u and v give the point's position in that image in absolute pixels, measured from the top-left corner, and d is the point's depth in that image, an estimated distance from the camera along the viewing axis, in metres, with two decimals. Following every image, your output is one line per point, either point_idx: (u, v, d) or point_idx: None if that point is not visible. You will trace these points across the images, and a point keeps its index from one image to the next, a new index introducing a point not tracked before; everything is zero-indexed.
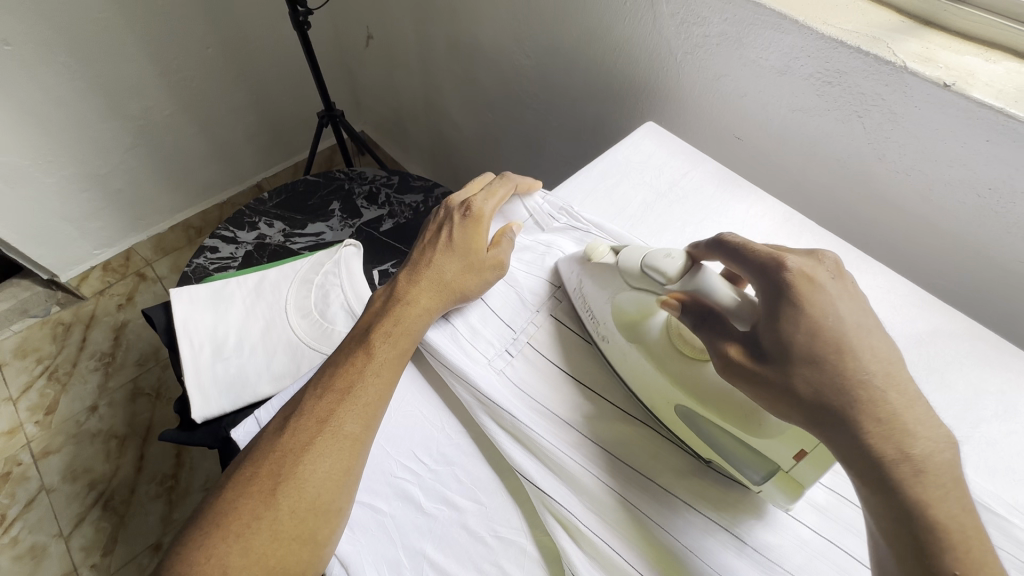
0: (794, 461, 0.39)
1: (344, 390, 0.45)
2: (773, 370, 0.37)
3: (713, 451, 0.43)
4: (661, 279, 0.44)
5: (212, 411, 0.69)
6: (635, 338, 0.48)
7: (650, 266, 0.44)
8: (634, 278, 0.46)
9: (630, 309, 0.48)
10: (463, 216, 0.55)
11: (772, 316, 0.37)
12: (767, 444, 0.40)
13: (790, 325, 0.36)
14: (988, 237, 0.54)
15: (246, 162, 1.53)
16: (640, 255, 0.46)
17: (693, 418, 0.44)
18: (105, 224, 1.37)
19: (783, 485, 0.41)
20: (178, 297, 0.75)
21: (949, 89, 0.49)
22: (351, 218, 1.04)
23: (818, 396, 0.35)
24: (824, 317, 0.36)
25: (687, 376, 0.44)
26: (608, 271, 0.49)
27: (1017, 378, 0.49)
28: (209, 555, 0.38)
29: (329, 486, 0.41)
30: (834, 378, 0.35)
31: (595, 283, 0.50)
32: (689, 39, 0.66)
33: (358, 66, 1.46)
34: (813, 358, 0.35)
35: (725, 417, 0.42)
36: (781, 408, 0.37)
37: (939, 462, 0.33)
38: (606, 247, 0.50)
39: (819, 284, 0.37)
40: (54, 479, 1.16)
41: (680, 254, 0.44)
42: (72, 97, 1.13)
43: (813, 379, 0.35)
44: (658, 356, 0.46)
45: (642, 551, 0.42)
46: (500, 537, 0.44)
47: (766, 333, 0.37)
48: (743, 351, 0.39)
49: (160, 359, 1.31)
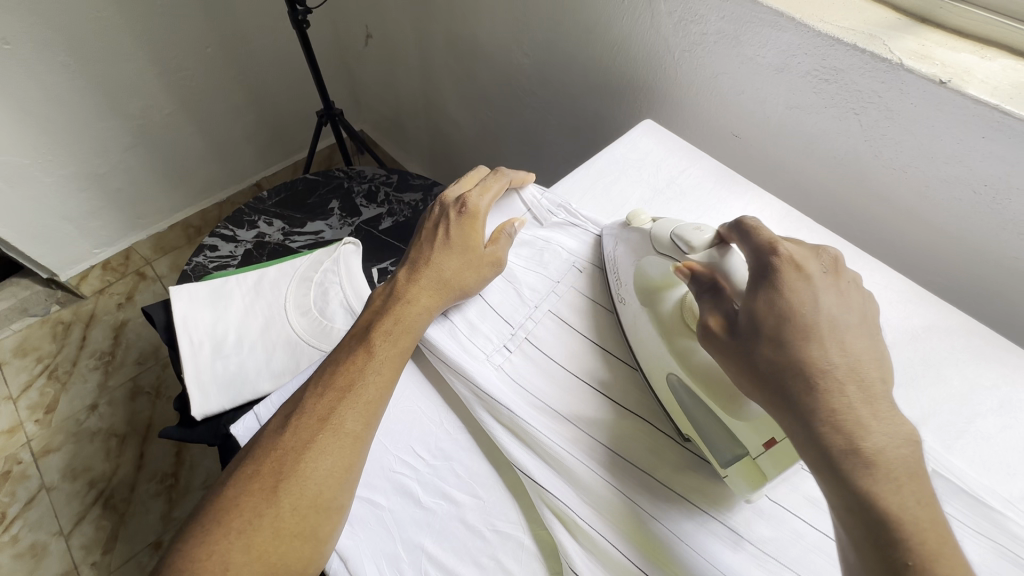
0: (762, 449, 0.40)
1: (345, 388, 0.45)
2: (743, 345, 0.38)
3: (692, 430, 0.45)
4: (685, 247, 0.45)
5: (212, 408, 0.70)
6: (649, 305, 0.50)
7: (679, 234, 0.46)
8: (661, 245, 0.48)
9: (654, 274, 0.50)
10: (459, 213, 0.56)
11: (752, 294, 0.38)
12: (742, 427, 0.41)
13: (765, 306, 0.37)
14: (984, 233, 0.54)
15: (246, 161, 1.53)
16: (671, 227, 0.48)
17: (679, 391, 0.46)
18: (105, 223, 1.38)
19: (746, 474, 0.41)
20: (177, 295, 0.75)
21: (945, 87, 0.49)
22: (350, 217, 1.04)
23: (775, 373, 0.36)
24: (801, 303, 0.37)
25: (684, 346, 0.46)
26: (643, 237, 0.51)
27: (1012, 373, 0.49)
28: (210, 551, 0.39)
29: (330, 483, 0.41)
30: (795, 358, 0.36)
31: (627, 250, 0.53)
32: (687, 37, 0.66)
33: (357, 65, 1.46)
34: (778, 337, 0.36)
35: (709, 393, 0.43)
36: (741, 375, 0.38)
37: (895, 455, 0.33)
38: (648, 219, 0.53)
39: (805, 274, 0.38)
40: (54, 477, 1.16)
41: (710, 229, 0.45)
42: (71, 96, 1.13)
43: (775, 359, 0.36)
44: (666, 322, 0.48)
45: (641, 545, 0.42)
46: (498, 532, 0.44)
47: (746, 309, 0.38)
48: (722, 325, 0.40)
49: (160, 358, 1.32)
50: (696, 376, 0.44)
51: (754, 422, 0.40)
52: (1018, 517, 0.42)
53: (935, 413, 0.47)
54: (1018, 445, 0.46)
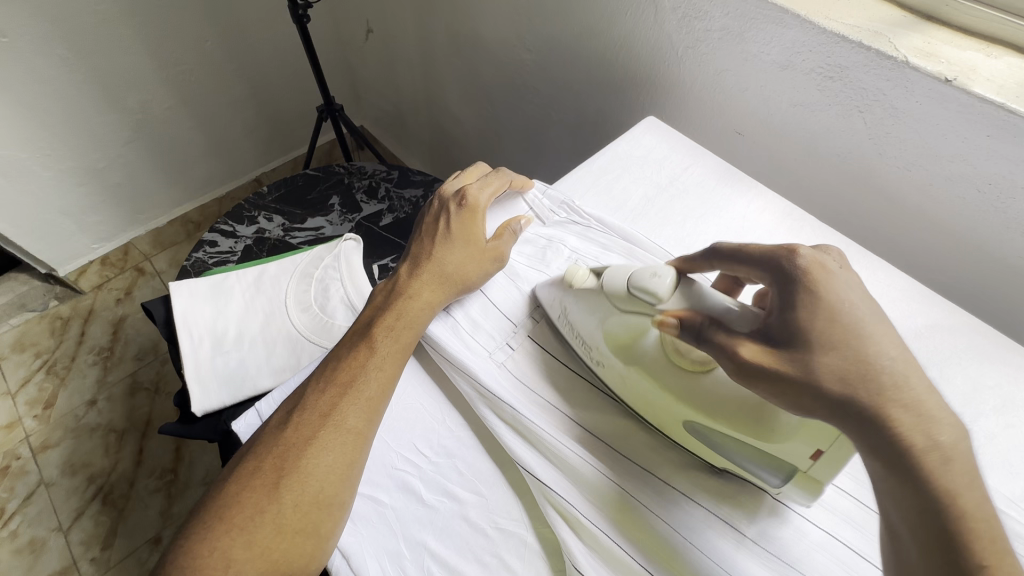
0: (811, 462, 0.38)
1: (347, 383, 0.45)
2: (794, 364, 0.35)
3: (723, 458, 0.43)
4: (653, 300, 0.43)
5: (212, 405, 0.69)
6: (631, 361, 0.46)
7: (638, 286, 0.43)
8: (623, 300, 0.46)
9: (621, 333, 0.47)
10: (458, 207, 0.55)
11: (787, 307, 0.36)
12: (780, 450, 0.39)
13: (807, 315, 0.36)
14: (988, 232, 0.54)
15: (245, 157, 1.53)
16: (624, 275, 0.46)
17: (701, 429, 0.43)
18: (104, 218, 1.37)
19: (803, 485, 0.40)
20: (177, 291, 0.75)
21: (950, 85, 0.49)
22: (350, 213, 1.04)
23: (840, 384, 0.34)
24: (840, 303, 0.35)
25: (688, 390, 0.43)
26: (593, 295, 0.48)
27: (1015, 373, 0.49)
28: (213, 547, 0.39)
29: (332, 480, 0.41)
30: (855, 364, 0.34)
31: (580, 307, 0.49)
32: (691, 34, 0.66)
33: (358, 61, 1.46)
34: (832, 344, 0.35)
35: (736, 427, 0.41)
36: (803, 400, 0.35)
37: (962, 449, 0.32)
38: (585, 270, 0.49)
39: (834, 272, 0.37)
40: (53, 473, 1.15)
41: (666, 271, 0.43)
42: (70, 90, 1.13)
43: (836, 366, 0.34)
44: (659, 376, 0.45)
45: (645, 543, 0.42)
46: (501, 529, 0.44)
47: (783, 323, 0.36)
48: (760, 349, 0.37)
49: (159, 354, 1.31)
50: (716, 416, 0.42)
51: (790, 442, 0.38)
52: (1020, 516, 0.42)
53: None
54: (1020, 444, 0.46)
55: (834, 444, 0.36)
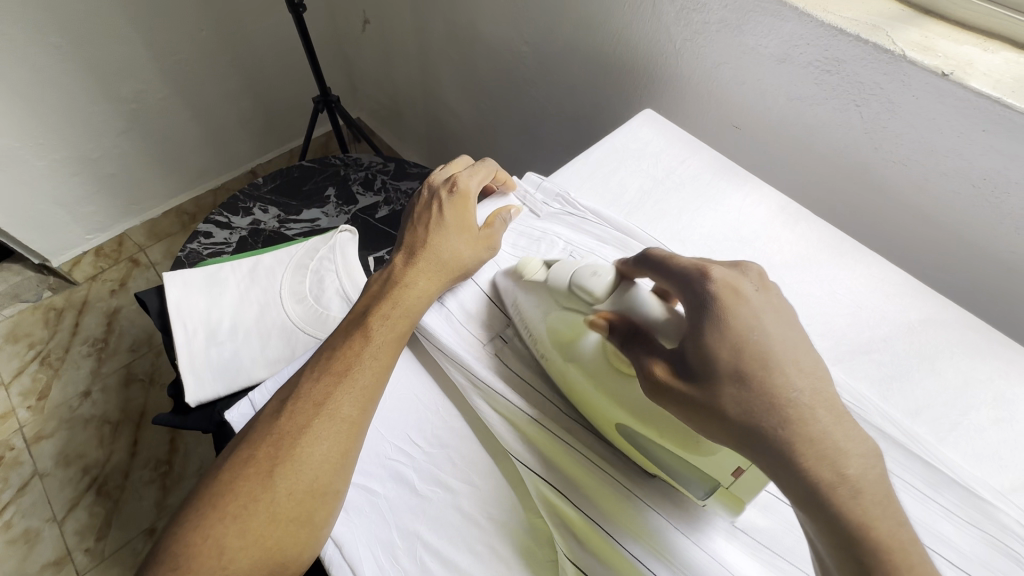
0: (732, 478, 0.39)
1: (342, 372, 0.45)
2: (699, 391, 0.35)
3: (658, 468, 0.43)
4: (589, 298, 0.45)
5: (207, 395, 0.69)
6: (572, 359, 0.46)
7: (577, 284, 0.45)
8: (565, 297, 0.46)
9: (562, 328, 0.47)
10: (449, 194, 0.56)
11: (695, 332, 0.36)
12: (705, 464, 0.39)
13: (715, 342, 0.35)
14: (980, 227, 0.55)
15: (241, 148, 1.52)
16: (570, 272, 0.46)
17: (632, 434, 0.43)
18: (98, 208, 1.36)
19: (725, 499, 0.41)
20: (171, 281, 0.74)
21: (948, 79, 0.49)
22: (345, 205, 1.03)
23: (746, 413, 0.34)
24: (745, 331, 0.35)
25: (620, 391, 0.43)
26: (540, 288, 0.48)
27: (1007, 367, 0.49)
28: (206, 534, 0.39)
29: (326, 469, 0.41)
30: (762, 396, 0.33)
31: (530, 301, 0.49)
32: (689, 26, 0.66)
33: (354, 51, 1.45)
34: (738, 373, 0.34)
35: (663, 437, 0.40)
36: (708, 426, 0.35)
37: (872, 478, 0.32)
38: (539, 264, 0.49)
39: (742, 296, 0.36)
40: (47, 464, 1.15)
41: (607, 271, 0.45)
42: (63, 79, 1.12)
43: (742, 398, 0.34)
44: (598, 375, 0.44)
45: (636, 534, 0.42)
46: (494, 520, 0.44)
47: (692, 347, 0.36)
48: (669, 370, 0.37)
49: (154, 346, 1.31)
50: (642, 419, 0.41)
51: (715, 458, 0.38)
52: (1009, 508, 0.42)
53: (927, 406, 0.48)
54: (1010, 438, 0.46)
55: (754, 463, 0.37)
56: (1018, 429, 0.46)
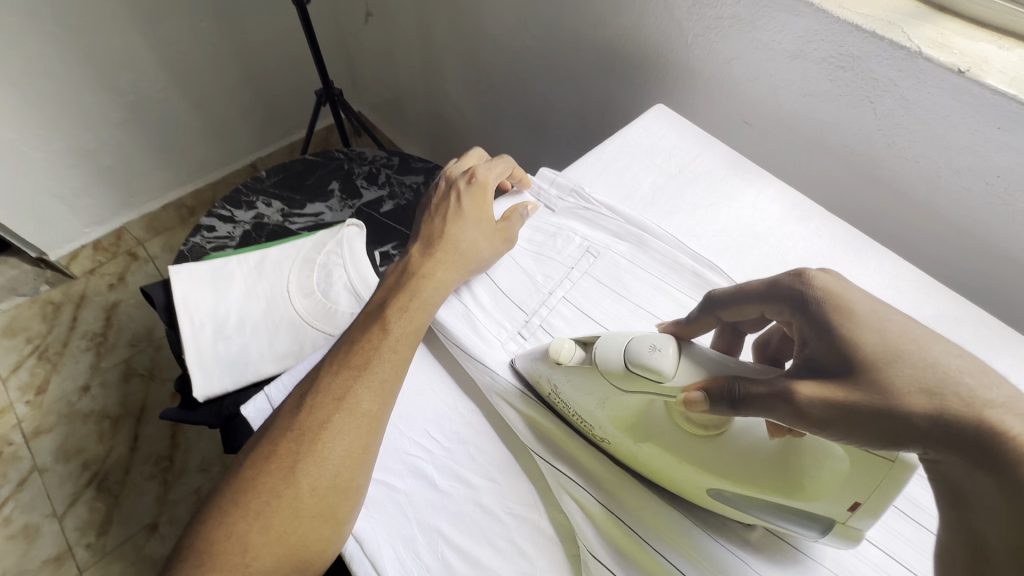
0: (848, 513, 0.36)
1: (361, 366, 0.45)
2: (864, 388, 0.31)
3: (757, 519, 0.41)
4: (658, 378, 0.38)
5: (214, 390, 0.69)
6: (647, 438, 0.42)
7: (637, 364, 0.39)
8: (627, 380, 0.40)
9: (625, 413, 0.43)
10: (468, 186, 0.57)
11: (823, 329, 0.35)
12: (818, 506, 0.36)
13: (849, 333, 0.33)
14: (993, 224, 0.55)
15: (241, 141, 1.50)
16: (619, 349, 0.41)
17: (735, 500, 0.40)
18: (96, 201, 1.35)
19: (839, 536, 0.38)
20: (177, 275, 0.74)
21: (963, 76, 0.49)
22: (350, 199, 1.03)
23: (928, 399, 0.30)
24: (875, 316, 0.34)
25: (706, 460, 0.40)
26: (585, 371, 0.43)
27: (1018, 363, 0.50)
28: (229, 532, 0.38)
29: (348, 464, 0.41)
30: (931, 374, 0.31)
31: (576, 385, 0.44)
32: (702, 20, 0.66)
33: (357, 44, 1.43)
34: (897, 355, 0.32)
35: (771, 491, 0.38)
36: (894, 425, 0.30)
37: None
38: (570, 343, 0.44)
39: (848, 288, 0.36)
40: (46, 459, 1.14)
41: (664, 342, 0.39)
42: (60, 69, 1.10)
43: (916, 379, 0.31)
44: (682, 452, 0.41)
45: (658, 527, 0.43)
46: (515, 515, 0.44)
47: (831, 350, 0.34)
48: (822, 387, 0.33)
49: (154, 340, 1.30)
50: (739, 481, 0.39)
51: (828, 494, 0.36)
52: None
53: None
54: None
55: (874, 495, 0.34)
56: None
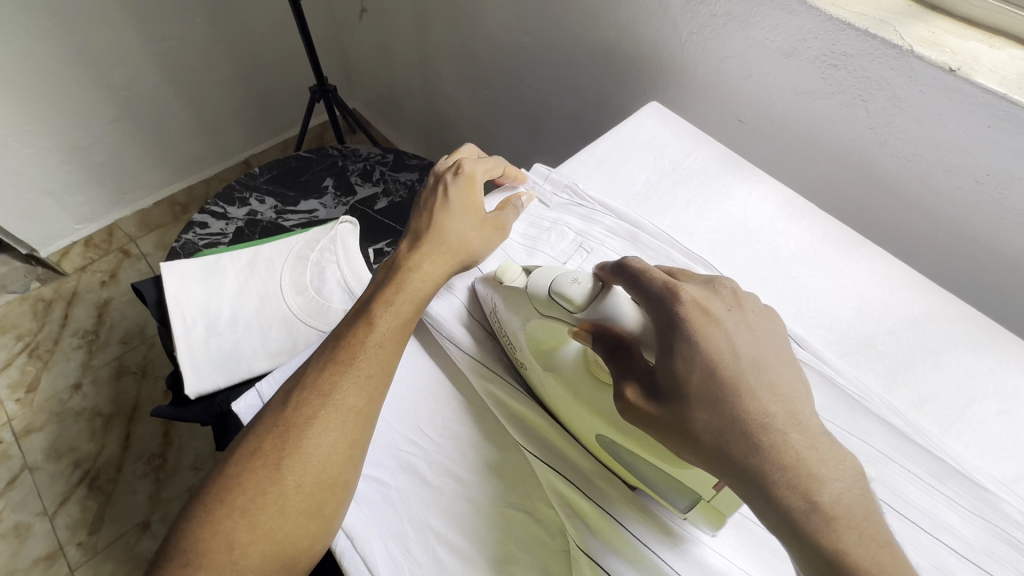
0: (715, 492, 0.38)
1: (346, 361, 0.44)
2: (672, 414, 0.36)
3: (640, 481, 0.42)
4: (569, 306, 0.42)
5: (206, 387, 0.69)
6: (549, 366, 0.46)
7: (556, 292, 0.43)
8: (543, 304, 0.44)
9: (543, 336, 0.46)
10: (454, 178, 0.55)
11: (668, 354, 0.36)
12: (685, 475, 0.38)
13: (685, 365, 0.35)
14: (985, 222, 0.55)
15: (235, 138, 1.49)
16: (549, 278, 0.44)
17: (611, 445, 0.42)
18: (88, 198, 1.34)
19: (704, 514, 0.40)
20: (168, 271, 0.73)
21: (954, 75, 0.49)
22: (344, 196, 1.02)
23: (717, 437, 0.34)
24: (713, 357, 0.35)
25: (598, 400, 0.43)
26: (519, 296, 0.47)
27: (1008, 360, 0.50)
28: (215, 530, 0.38)
29: (334, 460, 0.41)
30: (731, 421, 0.34)
31: (508, 307, 0.48)
32: (697, 18, 0.66)
33: (351, 41, 1.43)
34: (711, 398, 0.35)
35: (643, 447, 0.40)
36: (681, 446, 0.36)
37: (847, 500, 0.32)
38: (518, 268, 0.47)
39: (713, 318, 0.36)
40: (37, 457, 1.13)
41: (587, 278, 0.42)
42: (51, 64, 1.09)
43: (711, 423, 0.34)
44: (574, 383, 0.44)
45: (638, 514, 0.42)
46: (506, 511, 0.44)
47: (665, 373, 0.36)
48: (642, 393, 0.37)
49: (146, 338, 1.29)
50: (620, 429, 0.41)
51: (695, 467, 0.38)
52: (1010, 497, 0.43)
53: (931, 398, 0.48)
54: (1012, 430, 0.47)
55: None
56: (1020, 421, 0.47)
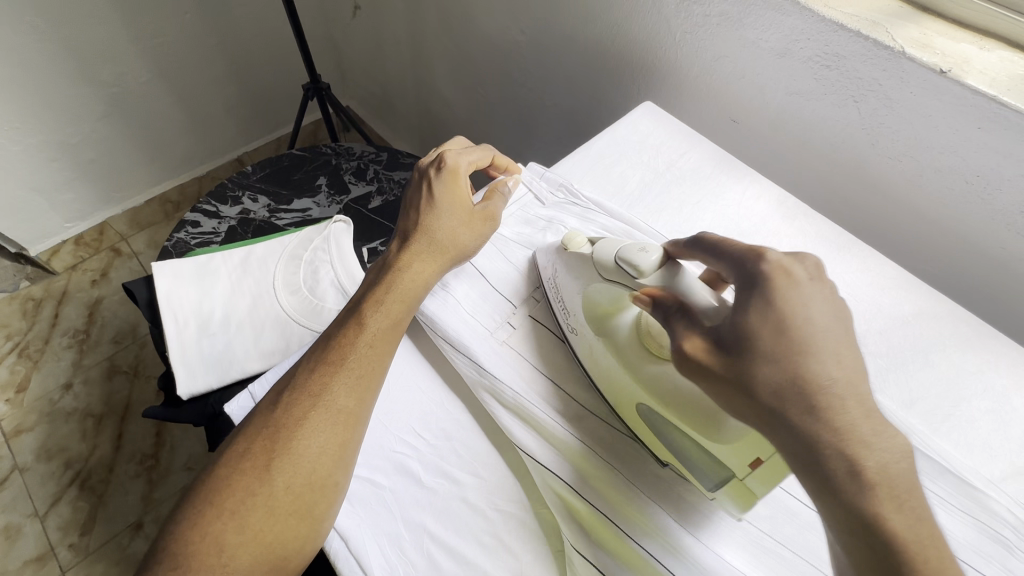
0: (748, 470, 0.38)
1: (337, 362, 0.44)
2: (730, 367, 0.34)
3: (672, 456, 0.43)
4: (634, 273, 0.43)
5: (199, 387, 0.68)
6: (603, 333, 0.48)
7: (624, 258, 0.43)
8: (607, 270, 0.45)
9: (602, 301, 0.48)
10: (438, 172, 0.54)
11: (740, 307, 0.35)
12: (724, 450, 0.39)
13: (756, 321, 0.34)
14: (975, 222, 0.55)
15: (227, 135, 1.48)
16: (614, 250, 0.45)
17: (652, 417, 0.44)
18: (78, 195, 1.32)
19: (735, 495, 0.41)
20: (160, 271, 0.73)
21: (944, 76, 0.50)
22: (338, 194, 1.02)
23: (777, 396, 0.33)
24: (791, 315, 0.34)
25: (643, 367, 0.45)
26: (582, 262, 0.48)
27: (996, 360, 0.51)
28: (204, 532, 0.38)
29: (324, 460, 0.41)
30: (794, 380, 0.33)
31: (568, 273, 0.50)
32: (690, 19, 0.66)
33: (345, 38, 1.42)
34: (774, 356, 0.33)
35: (684, 419, 0.41)
36: (734, 401, 0.35)
37: (893, 472, 0.31)
38: (584, 238, 0.49)
39: (795, 281, 0.35)
40: (27, 458, 1.12)
41: (657, 249, 0.43)
42: (39, 60, 1.07)
43: (773, 380, 0.33)
44: (624, 352, 0.46)
45: (645, 525, 0.42)
46: (501, 511, 0.44)
47: (732, 324, 0.35)
48: (704, 346, 0.36)
49: (138, 337, 1.28)
50: (665, 401, 0.43)
51: (735, 443, 0.38)
52: (998, 496, 0.43)
53: (921, 398, 0.49)
54: (999, 429, 0.47)
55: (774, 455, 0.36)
56: (1007, 420, 0.48)
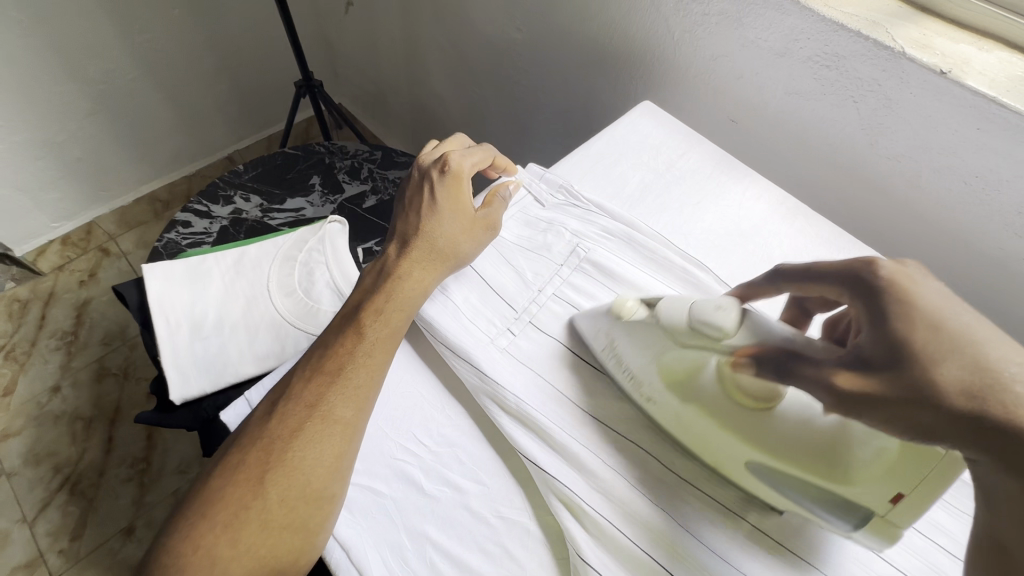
0: (890, 506, 0.35)
1: (334, 371, 0.43)
2: (893, 386, 0.32)
3: (789, 504, 0.40)
4: (718, 334, 0.41)
5: (192, 392, 0.67)
6: (687, 398, 0.43)
7: (699, 321, 0.42)
8: (681, 334, 0.43)
9: (676, 368, 0.44)
10: (441, 175, 0.53)
11: (878, 317, 0.35)
12: (858, 493, 0.36)
13: (900, 324, 0.34)
14: (973, 223, 0.55)
15: (217, 133, 1.46)
16: (680, 308, 0.44)
17: (770, 477, 0.40)
18: (64, 194, 1.30)
19: (878, 534, 0.38)
20: (151, 273, 0.71)
21: (944, 77, 0.50)
22: (332, 193, 1.00)
23: (970, 399, 0.30)
24: (939, 313, 0.33)
25: (751, 430, 0.39)
26: (646, 327, 0.46)
27: None
28: (197, 545, 0.37)
29: (320, 472, 0.40)
30: (979, 373, 0.31)
31: (632, 342, 0.46)
32: (688, 17, 0.65)
33: (338, 34, 1.40)
34: (941, 355, 0.32)
35: (809, 472, 0.37)
36: (923, 421, 0.31)
37: None
38: (635, 302, 0.47)
39: (918, 284, 0.35)
40: (15, 462, 1.10)
41: (730, 304, 0.42)
42: (24, 56, 1.05)
43: (960, 379, 0.31)
44: (721, 414, 0.41)
45: (675, 552, 0.41)
46: (504, 518, 0.43)
47: (876, 341, 0.34)
48: (854, 376, 0.34)
49: (127, 339, 1.26)
50: (782, 456, 0.38)
51: (871, 482, 0.35)
52: None
53: None
54: None
55: (919, 486, 0.34)
56: None
